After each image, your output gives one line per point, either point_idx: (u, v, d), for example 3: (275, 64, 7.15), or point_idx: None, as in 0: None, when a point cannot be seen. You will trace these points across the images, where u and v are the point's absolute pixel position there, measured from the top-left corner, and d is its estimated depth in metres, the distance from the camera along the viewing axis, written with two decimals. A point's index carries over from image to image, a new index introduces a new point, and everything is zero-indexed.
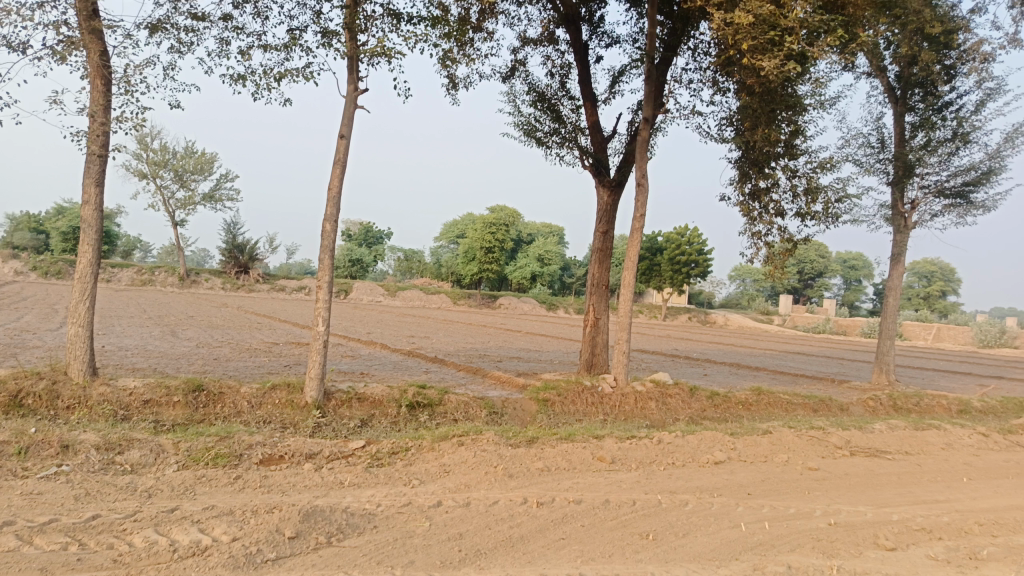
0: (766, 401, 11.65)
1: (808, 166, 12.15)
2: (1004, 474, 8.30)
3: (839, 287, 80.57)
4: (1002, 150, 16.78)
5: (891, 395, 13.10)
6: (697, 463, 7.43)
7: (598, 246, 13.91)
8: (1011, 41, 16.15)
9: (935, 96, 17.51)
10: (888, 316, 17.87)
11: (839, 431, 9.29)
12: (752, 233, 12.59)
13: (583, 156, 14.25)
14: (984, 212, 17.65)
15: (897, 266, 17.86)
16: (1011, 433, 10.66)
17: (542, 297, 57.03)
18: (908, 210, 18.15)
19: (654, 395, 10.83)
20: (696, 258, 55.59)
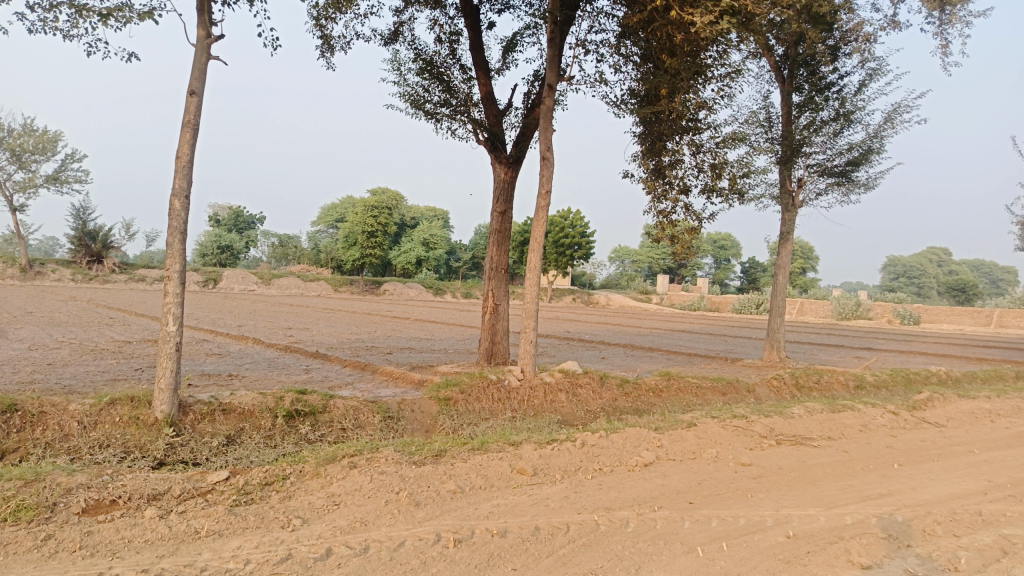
0: (677, 386, 11.07)
1: (714, 141, 11.59)
2: (929, 457, 8.00)
3: (710, 267, 83.84)
4: (883, 128, 17.11)
5: (793, 374, 12.93)
6: (627, 467, 6.54)
7: (495, 226, 12.84)
8: (890, 23, 16.41)
9: (819, 76, 17.61)
10: (777, 294, 17.99)
11: (761, 418, 8.74)
12: (657, 211, 11.93)
13: (477, 129, 13.11)
14: (864, 191, 18.04)
15: (785, 244, 17.98)
16: (915, 410, 10.63)
17: (428, 282, 55.46)
18: (795, 189, 18.24)
19: (564, 386, 9.95)
20: (580, 240, 55.84)
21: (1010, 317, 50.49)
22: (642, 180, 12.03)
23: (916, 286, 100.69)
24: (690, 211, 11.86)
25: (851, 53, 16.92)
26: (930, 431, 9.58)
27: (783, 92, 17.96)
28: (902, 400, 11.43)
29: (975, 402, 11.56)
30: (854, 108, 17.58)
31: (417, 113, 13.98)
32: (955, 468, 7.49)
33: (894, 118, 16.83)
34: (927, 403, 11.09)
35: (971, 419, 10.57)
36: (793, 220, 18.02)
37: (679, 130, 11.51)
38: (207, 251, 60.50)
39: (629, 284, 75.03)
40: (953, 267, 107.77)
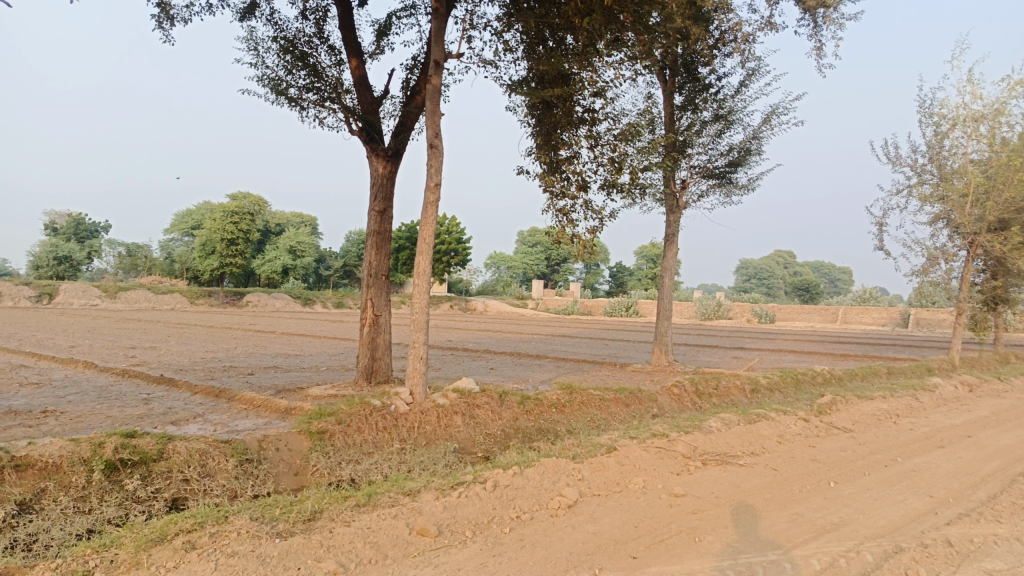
0: (580, 400, 10.08)
1: (611, 133, 10.81)
2: (858, 469, 7.38)
3: (582, 271, 85.33)
4: (761, 129, 17.11)
5: (693, 380, 12.31)
6: (549, 513, 5.36)
7: (374, 228, 11.36)
8: (767, 23, 16.46)
9: (699, 76, 17.36)
10: (665, 297, 17.56)
11: (681, 435, 7.83)
12: (556, 209, 10.99)
13: (350, 118, 11.58)
14: (745, 192, 18.02)
15: (671, 246, 17.59)
16: (822, 415, 10.21)
17: (295, 291, 52.21)
18: (679, 190, 17.84)
19: (459, 408, 8.69)
20: (456, 247, 54.76)
21: (854, 313, 54.54)
22: (538, 175, 11.03)
23: (767, 286, 107.56)
24: (589, 209, 11.00)
25: (730, 53, 16.79)
26: (844, 438, 9.10)
27: (666, 93, 17.56)
28: (804, 404, 11.04)
29: (872, 403, 11.38)
30: (733, 110, 17.50)
31: (278, 99, 12.24)
32: (889, 483, 6.88)
33: (772, 120, 16.89)
34: (830, 406, 10.73)
35: (874, 422, 10.28)
36: (678, 222, 17.61)
37: (575, 120, 10.63)
38: (41, 262, 53.99)
39: (504, 290, 74.78)
40: (799, 269, 116.05)
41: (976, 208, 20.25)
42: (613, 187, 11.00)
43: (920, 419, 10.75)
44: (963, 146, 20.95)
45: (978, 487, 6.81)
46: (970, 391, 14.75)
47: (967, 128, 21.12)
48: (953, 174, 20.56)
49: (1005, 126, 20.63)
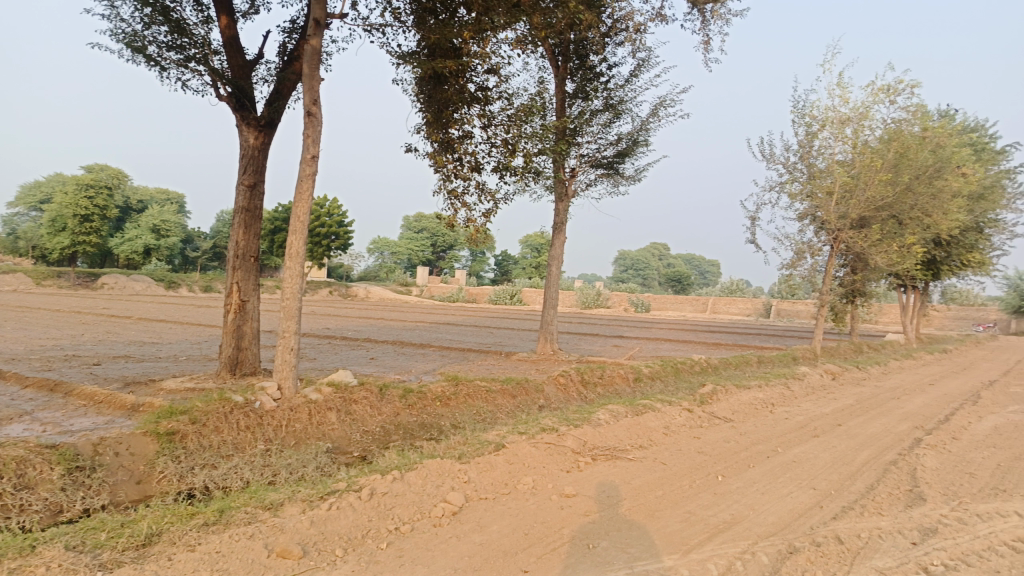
0: (466, 392, 9.62)
1: (505, 114, 10.37)
2: (745, 461, 7.31)
3: (467, 258, 84.91)
4: (649, 121, 17.20)
5: (579, 369, 12.12)
6: (431, 523, 4.83)
7: (241, 204, 10.35)
8: (657, 15, 16.51)
9: (590, 64, 17.19)
10: (551, 286, 17.39)
11: (571, 429, 7.47)
12: (447, 191, 10.44)
13: (217, 82, 10.45)
14: (631, 183, 18.10)
15: (559, 235, 17.41)
16: (704, 405, 10.20)
17: (159, 273, 48.60)
18: (568, 178, 17.66)
19: (334, 404, 8.01)
20: (338, 230, 52.79)
21: (722, 303, 57.41)
22: (428, 154, 10.42)
23: (643, 277, 111.56)
24: (482, 192, 10.53)
25: (621, 42, 16.72)
26: (727, 429, 9.08)
27: (558, 79, 17.29)
28: (686, 394, 11.06)
29: (749, 392, 11.58)
30: (622, 101, 17.51)
31: (133, 56, 10.88)
32: (774, 475, 6.82)
33: (659, 112, 17.02)
34: (712, 396, 10.78)
35: (753, 412, 10.41)
36: (566, 210, 17.43)
37: (467, 98, 10.09)
38: None
39: (387, 276, 73.15)
40: (673, 261, 121.15)
41: (841, 206, 21.43)
42: (507, 169, 10.57)
43: (794, 408, 11.02)
44: (830, 147, 22.10)
45: (856, 477, 6.87)
46: (834, 380, 15.50)
47: (834, 131, 22.30)
48: (821, 173, 21.66)
49: (867, 131, 21.94)
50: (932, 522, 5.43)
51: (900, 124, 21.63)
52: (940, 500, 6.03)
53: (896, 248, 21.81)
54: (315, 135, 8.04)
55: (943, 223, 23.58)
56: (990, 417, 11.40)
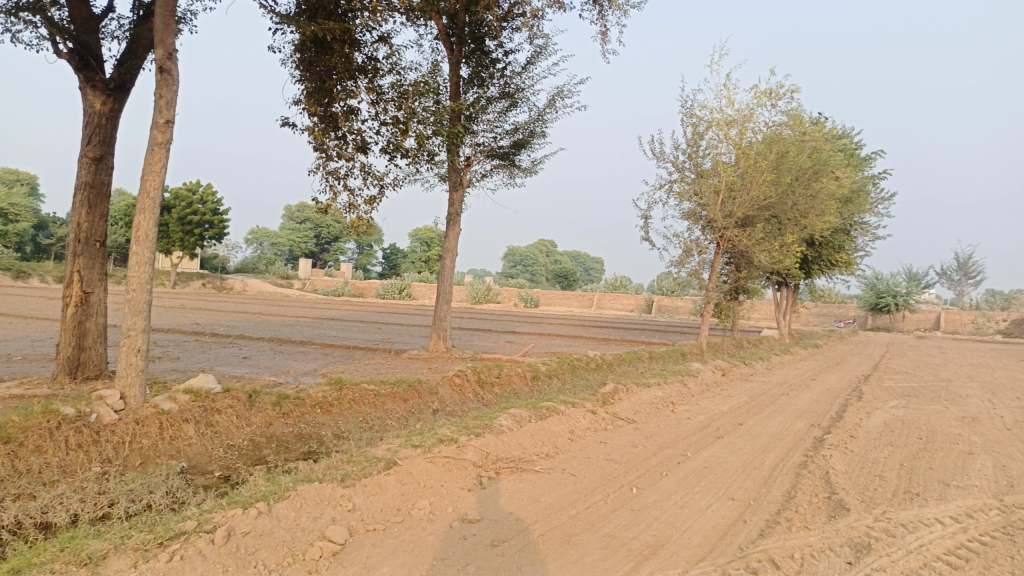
0: (351, 396, 8.68)
1: (396, 90, 9.44)
2: (658, 468, 6.77)
3: (353, 252, 82.23)
4: (546, 111, 16.59)
5: (474, 368, 11.35)
6: (305, 569, 3.91)
7: (85, 180, 8.86)
8: (555, 1, 15.92)
9: (486, 50, 16.38)
10: (445, 280, 16.52)
11: (471, 438, 6.65)
12: (329, 172, 9.41)
13: (55, 35, 8.86)
14: (527, 175, 17.48)
15: (452, 227, 16.56)
16: (607, 404, 9.45)
17: (4, 262, 43.68)
18: (463, 168, 16.79)
19: (192, 415, 6.93)
20: (211, 218, 49.38)
21: (608, 299, 58.41)
22: (308, 129, 9.34)
23: (530, 273, 112.32)
24: (370, 175, 9.58)
25: (518, 28, 16.01)
26: (632, 431, 8.35)
27: (452, 63, 16.33)
28: (587, 393, 10.17)
29: (648, 390, 10.99)
30: (519, 89, 16.81)
31: None
32: (690, 484, 6.31)
33: (556, 102, 16.43)
34: (613, 394, 10.05)
35: (654, 411, 9.86)
36: (460, 201, 16.56)
37: (354, 70, 9.09)
38: None
39: (267, 268, 69.51)
40: (561, 258, 122.89)
41: (726, 206, 21.69)
42: (397, 151, 9.67)
43: (694, 407, 10.64)
44: (717, 147, 22.44)
45: (771, 484, 6.48)
46: (724, 376, 15.52)
47: (720, 131, 22.67)
48: (708, 172, 21.78)
49: (751, 132, 22.43)
50: (861, 536, 5.05)
51: (779, 128, 22.09)
52: (861, 509, 5.70)
53: (778, 247, 22.55)
54: (170, 97, 6.88)
55: (817, 223, 24.54)
56: (876, 413, 11.55)
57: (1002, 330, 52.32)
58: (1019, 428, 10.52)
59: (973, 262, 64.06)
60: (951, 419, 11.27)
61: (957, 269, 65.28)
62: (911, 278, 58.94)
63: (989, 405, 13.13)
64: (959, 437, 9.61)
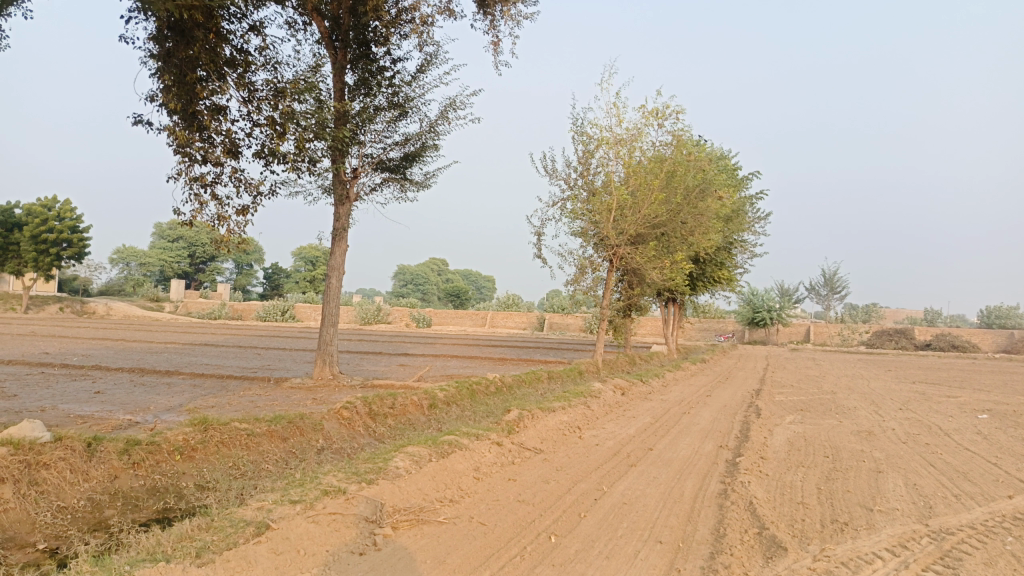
0: (218, 439, 7.56)
1: (270, 88, 8.40)
2: (574, 508, 6.06)
3: (232, 271, 77.83)
4: (438, 122, 15.82)
5: (364, 399, 10.31)
6: None
7: None
8: (445, 9, 15.25)
9: (372, 56, 15.45)
10: (331, 301, 15.31)
11: (361, 485, 5.71)
12: (192, 178, 8.22)
13: None
14: (418, 188, 16.59)
15: (339, 243, 15.44)
16: (512, 433, 8.70)
17: None
18: (350, 181, 15.71)
19: (11, 472, 5.61)
20: (71, 237, 45.11)
21: (500, 317, 58.05)
22: (166, 129, 8.15)
23: (421, 292, 110.70)
24: (241, 182, 8.48)
25: (407, 36, 15.20)
26: (542, 463, 7.63)
27: (336, 69, 15.28)
28: (489, 422, 9.33)
29: (554, 414, 10.31)
30: (409, 99, 15.98)
31: None
32: (612, 526, 5.64)
33: (449, 113, 15.72)
34: (518, 421, 9.31)
35: (562, 439, 9.18)
36: (346, 216, 15.46)
37: (221, 62, 8.00)
38: None
39: (136, 290, 64.49)
40: (451, 276, 122.14)
41: (617, 223, 21.55)
42: (273, 156, 8.65)
43: (601, 431, 10.06)
44: (608, 165, 22.34)
45: (696, 520, 5.93)
46: (624, 394, 15.15)
47: (611, 150, 22.40)
48: (600, 189, 21.52)
49: (639, 150, 22.46)
50: None
51: (663, 149, 22.24)
52: (797, 547, 5.23)
53: (668, 265, 22.80)
54: None
55: (702, 241, 24.98)
56: (778, 429, 11.45)
57: (865, 340, 56.15)
58: (912, 441, 10.67)
59: (837, 278, 68.63)
60: (848, 434, 11.34)
61: (824, 284, 69.73)
62: (782, 292, 62.28)
63: (878, 418, 13.41)
64: (862, 453, 9.55)
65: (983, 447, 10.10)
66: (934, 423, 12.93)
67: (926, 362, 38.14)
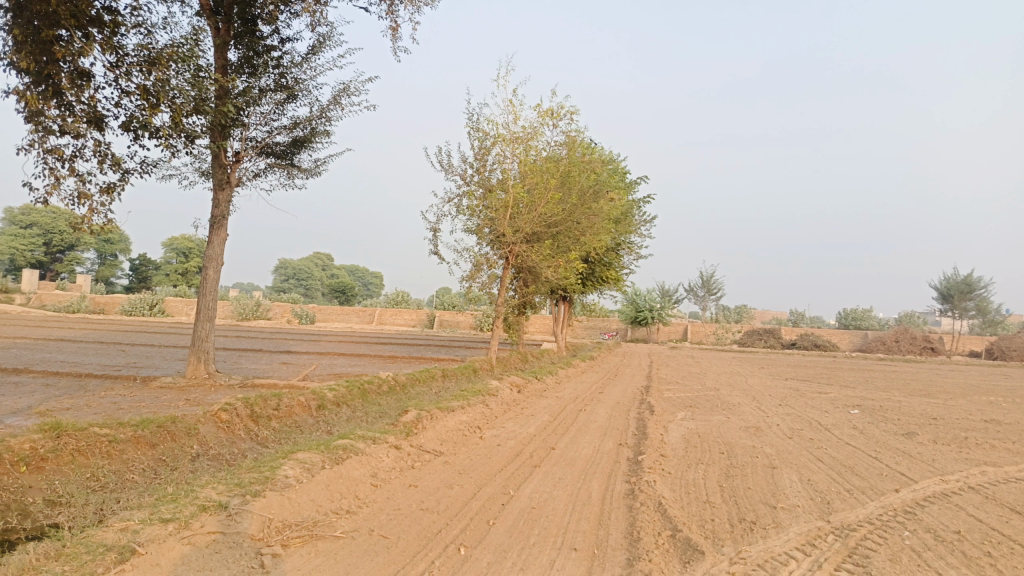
0: (73, 447, 6.63)
1: (142, 53, 7.47)
2: (482, 515, 5.67)
3: (93, 262, 71.87)
4: (329, 108, 14.98)
5: (246, 400, 9.48)
6: None
7: None
8: None
9: (259, 34, 14.41)
10: (207, 294, 14.19)
11: (246, 498, 5.07)
12: (46, 149, 7.17)
13: None
14: (306, 177, 15.66)
15: (219, 232, 14.32)
16: (410, 435, 8.21)
17: None
18: (232, 165, 14.58)
19: None
20: None
21: (388, 314, 56.80)
22: (15, 92, 7.06)
23: (304, 287, 106.81)
24: (107, 157, 7.51)
25: (298, 14, 14.29)
26: (443, 467, 7.20)
27: (218, 43, 14.13)
28: (384, 424, 8.77)
29: (452, 414, 9.88)
30: (298, 80, 15.05)
31: None
32: (524, 534, 5.31)
33: (342, 99, 14.93)
34: (416, 422, 8.81)
35: (462, 440, 8.78)
36: (227, 202, 14.34)
37: (85, 19, 7.02)
38: None
39: None
40: (336, 272, 118.71)
41: (514, 221, 21.35)
42: (145, 129, 7.72)
43: (501, 431, 9.74)
44: (504, 162, 22.08)
45: (608, 524, 5.70)
46: (520, 392, 14.94)
47: (509, 148, 21.58)
48: (497, 186, 21.22)
49: (535, 149, 22.33)
50: None
51: (560, 150, 22.23)
52: (713, 549, 5.10)
53: (562, 264, 22.87)
54: None
55: (594, 241, 25.28)
56: (673, 426, 11.57)
57: (737, 339, 59.26)
58: (797, 436, 11.06)
59: (713, 280, 72.11)
60: (738, 430, 11.62)
61: (701, 286, 73.07)
62: (664, 293, 64.67)
63: (763, 415, 13.88)
64: (755, 449, 9.74)
65: (862, 441, 10.59)
66: (813, 418, 13.53)
67: (792, 360, 40.64)
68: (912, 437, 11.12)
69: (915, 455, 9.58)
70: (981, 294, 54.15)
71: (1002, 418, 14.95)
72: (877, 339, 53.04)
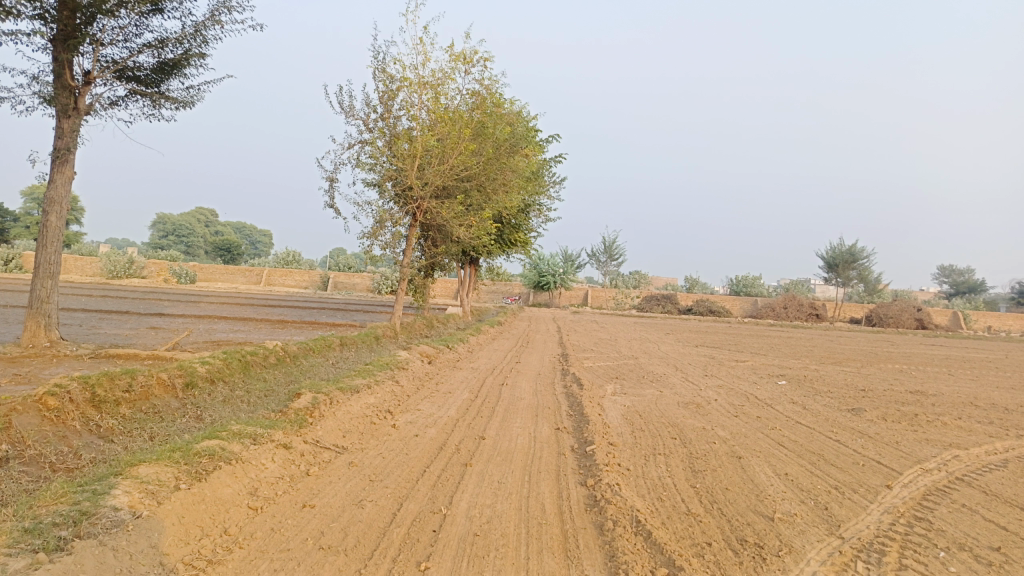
0: None
1: None
2: (405, 555, 4.00)
3: None
4: (205, 26, 12.49)
5: (86, 380, 7.34)
6: None
7: None
8: None
9: None
10: (47, 245, 11.60)
11: (38, 557, 3.20)
12: None
13: None
14: (174, 107, 13.11)
15: (64, 168, 11.70)
16: (304, 427, 6.42)
17: None
18: (80, 88, 11.89)
19: None
20: None
21: (278, 275, 53.18)
22: None
23: (185, 245, 99.49)
24: None
25: None
26: (348, 473, 5.49)
27: None
28: (270, 410, 6.92)
29: (357, 396, 8.11)
30: None
31: None
32: None
33: (221, 15, 12.49)
34: (312, 408, 7.01)
35: (370, 431, 7.07)
36: (73, 133, 11.70)
37: None
38: None
39: None
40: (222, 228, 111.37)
41: (422, 173, 19.35)
42: None
43: (417, 415, 8.06)
44: (411, 108, 19.94)
45: (580, 559, 4.21)
46: (430, 363, 13.24)
47: (416, 94, 19.56)
48: (403, 134, 19.10)
49: (446, 96, 20.32)
50: None
51: (475, 99, 20.31)
52: None
53: (473, 223, 21.11)
54: None
55: (507, 200, 23.64)
56: (608, 403, 10.27)
57: (637, 304, 59.66)
58: (743, 414, 10.02)
59: (614, 246, 72.34)
60: (677, 407, 10.46)
61: (604, 251, 73.17)
62: (566, 258, 64.10)
63: (695, 388, 12.85)
64: (707, 432, 8.57)
65: (814, 420, 9.66)
66: (746, 391, 12.62)
67: (694, 326, 40.85)
68: (859, 414, 10.32)
69: (876, 436, 8.67)
70: (863, 264, 56.65)
71: (923, 389, 14.66)
72: (768, 306, 54.59)
